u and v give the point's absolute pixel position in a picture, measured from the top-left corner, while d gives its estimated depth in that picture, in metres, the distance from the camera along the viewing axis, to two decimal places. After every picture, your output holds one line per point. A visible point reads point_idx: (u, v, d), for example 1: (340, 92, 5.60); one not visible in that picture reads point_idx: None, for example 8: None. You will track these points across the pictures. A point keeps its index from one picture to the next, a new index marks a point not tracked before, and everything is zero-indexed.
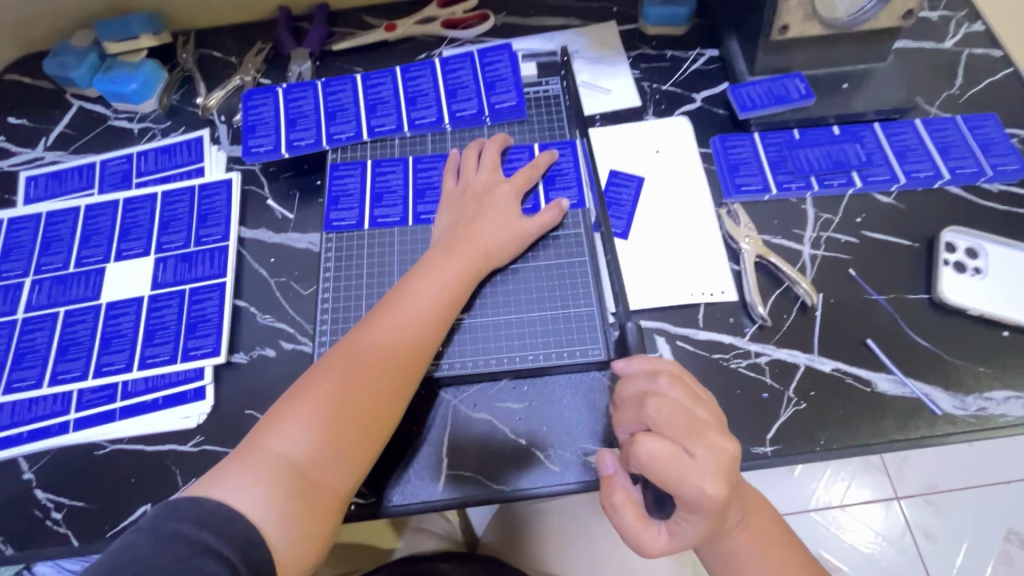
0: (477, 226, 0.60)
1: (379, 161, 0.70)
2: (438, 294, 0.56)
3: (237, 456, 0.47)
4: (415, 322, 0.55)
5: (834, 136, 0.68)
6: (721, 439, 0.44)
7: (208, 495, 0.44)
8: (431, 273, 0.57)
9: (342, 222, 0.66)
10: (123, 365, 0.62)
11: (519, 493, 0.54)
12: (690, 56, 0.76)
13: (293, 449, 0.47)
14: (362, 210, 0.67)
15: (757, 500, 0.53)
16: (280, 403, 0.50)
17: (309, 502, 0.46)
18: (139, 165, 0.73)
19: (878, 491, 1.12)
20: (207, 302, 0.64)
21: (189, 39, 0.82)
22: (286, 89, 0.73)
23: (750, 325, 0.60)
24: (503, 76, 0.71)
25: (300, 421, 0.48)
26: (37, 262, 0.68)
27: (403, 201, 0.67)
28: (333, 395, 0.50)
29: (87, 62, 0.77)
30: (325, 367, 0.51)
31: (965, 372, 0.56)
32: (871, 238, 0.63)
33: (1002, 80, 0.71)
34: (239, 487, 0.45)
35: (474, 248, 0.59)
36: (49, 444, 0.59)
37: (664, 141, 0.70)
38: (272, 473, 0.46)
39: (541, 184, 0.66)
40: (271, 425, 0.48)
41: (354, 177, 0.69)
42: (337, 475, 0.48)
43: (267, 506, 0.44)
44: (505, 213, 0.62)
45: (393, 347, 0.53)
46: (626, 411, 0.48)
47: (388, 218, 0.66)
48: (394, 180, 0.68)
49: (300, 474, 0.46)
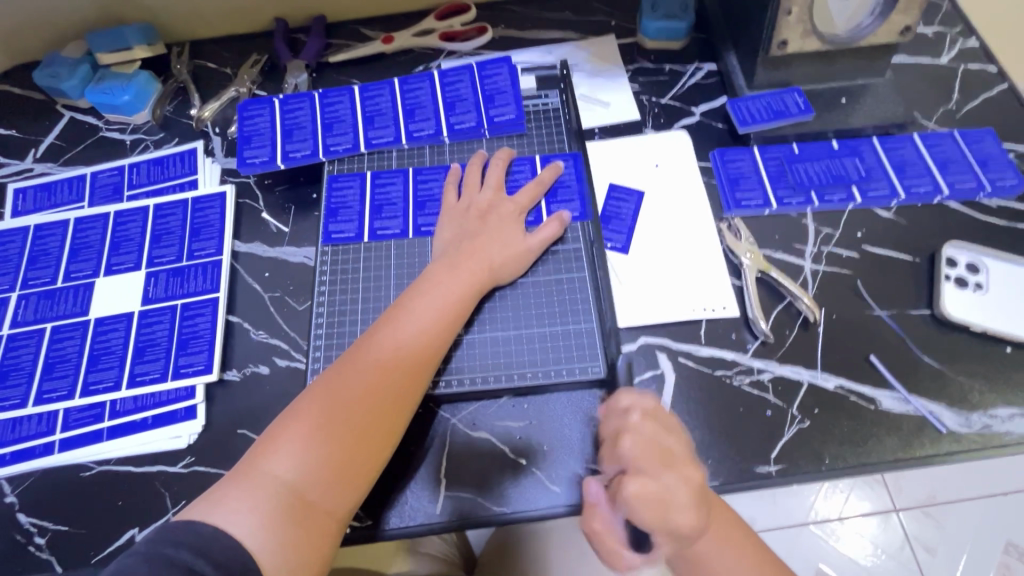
0: (480, 243, 0.60)
1: (378, 172, 0.69)
2: (441, 312, 0.55)
3: (233, 478, 0.45)
4: (418, 340, 0.54)
5: (834, 150, 0.68)
6: (695, 470, 0.45)
7: (202, 520, 0.43)
8: (434, 289, 0.56)
9: (341, 234, 0.65)
10: (111, 384, 0.60)
11: (519, 516, 0.53)
12: (688, 70, 0.76)
13: (292, 471, 0.46)
14: (362, 222, 0.66)
15: (727, 515, 0.51)
16: (278, 422, 0.49)
17: (308, 527, 0.45)
18: (131, 177, 0.72)
19: (876, 502, 1.12)
20: (199, 319, 0.62)
21: (184, 50, 0.81)
22: (282, 100, 0.72)
23: (752, 341, 0.59)
24: (502, 88, 0.71)
25: (298, 440, 0.47)
26: (23, 277, 0.66)
27: (402, 213, 0.66)
28: (333, 414, 0.48)
29: (79, 73, 0.76)
30: (325, 385, 0.50)
31: (969, 390, 0.56)
32: (872, 253, 0.63)
33: (998, 96, 0.72)
34: (235, 512, 0.43)
35: (477, 264, 0.58)
36: (33, 465, 0.57)
37: (663, 155, 0.70)
38: (270, 495, 0.44)
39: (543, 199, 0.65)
40: (268, 445, 0.47)
41: (353, 188, 0.68)
42: (335, 497, 0.47)
43: (263, 531, 0.43)
44: (508, 229, 0.61)
45: (396, 367, 0.52)
46: (607, 453, 0.48)
47: (388, 230, 0.65)
48: (394, 192, 0.67)
49: (298, 498, 0.45)
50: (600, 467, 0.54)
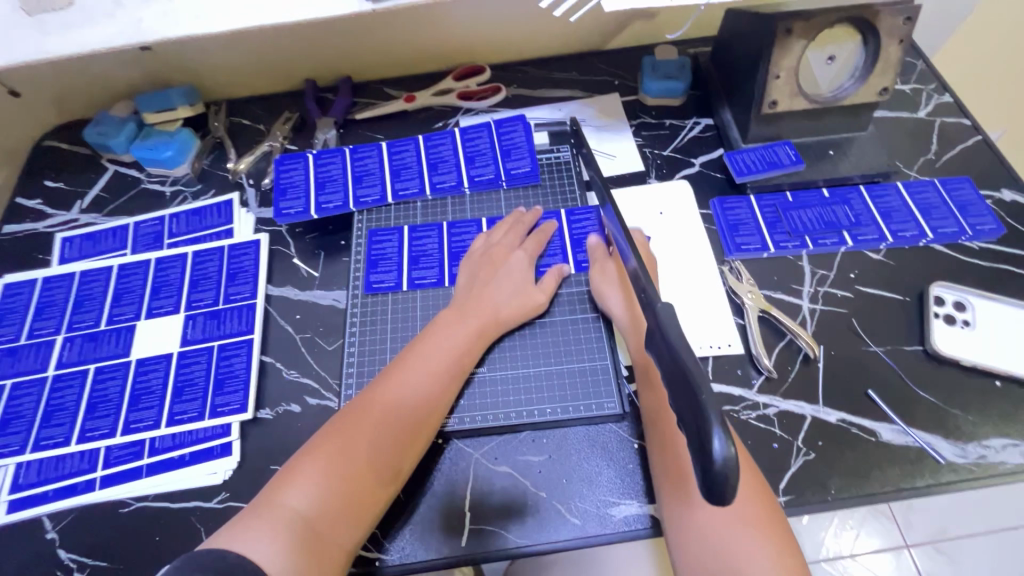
0: (488, 289, 0.65)
1: (415, 226, 0.74)
2: (448, 354, 0.60)
3: (255, 509, 0.48)
4: (426, 380, 0.58)
5: (825, 198, 0.73)
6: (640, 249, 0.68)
7: (225, 547, 0.45)
8: (442, 334, 0.61)
9: (381, 284, 0.69)
10: (151, 422, 0.63)
11: (541, 548, 0.55)
12: (687, 125, 0.83)
13: (307, 501, 0.49)
14: (400, 273, 0.70)
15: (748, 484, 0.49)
16: (297, 457, 0.52)
17: (320, 554, 0.47)
18: (171, 226, 0.77)
19: (887, 538, 1.12)
20: (235, 359, 0.66)
21: (221, 108, 0.88)
22: (315, 155, 0.78)
23: (757, 376, 0.63)
24: (518, 143, 0.77)
25: (312, 473, 0.50)
26: (69, 320, 0.70)
27: (437, 263, 0.71)
28: (346, 447, 0.52)
29: (125, 130, 0.82)
30: (340, 423, 0.54)
31: (963, 422, 0.59)
32: (864, 293, 0.68)
33: (973, 146, 0.78)
34: (256, 540, 0.46)
35: (483, 309, 0.63)
36: (75, 502, 0.59)
37: (667, 203, 0.75)
38: (286, 525, 0.47)
39: (568, 247, 0.71)
40: (289, 478, 0.50)
41: (392, 241, 0.72)
42: (344, 528, 0.49)
43: (281, 558, 0.45)
44: (517, 276, 0.66)
45: (403, 404, 0.56)
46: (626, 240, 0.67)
47: (425, 279, 0.70)
48: (429, 245, 0.72)
49: (311, 528, 0.48)
50: (617, 500, 0.57)
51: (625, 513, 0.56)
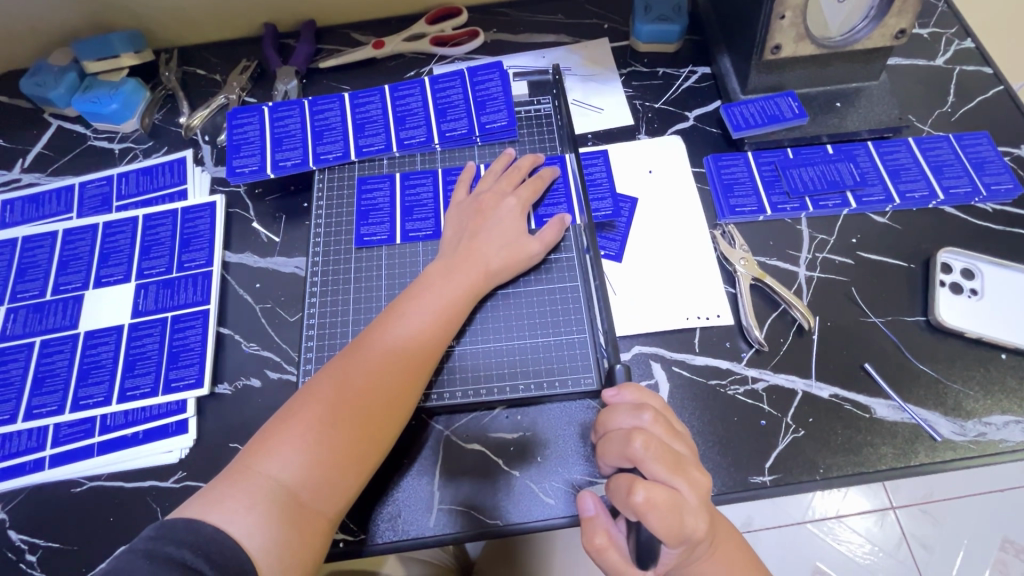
0: (480, 243, 0.59)
1: (407, 173, 0.68)
2: (436, 316, 0.55)
3: (228, 477, 0.45)
4: (411, 343, 0.53)
5: (828, 155, 0.67)
6: (700, 474, 0.44)
7: (200, 518, 0.42)
8: (427, 293, 0.56)
9: (373, 236, 0.65)
10: (102, 399, 0.59)
11: (513, 529, 0.53)
12: (682, 74, 0.76)
13: (287, 469, 0.45)
14: (393, 225, 0.65)
15: (728, 526, 0.50)
16: (272, 423, 0.48)
17: (300, 524, 0.44)
18: (119, 187, 0.71)
19: (874, 500, 1.11)
20: (190, 331, 0.62)
21: (172, 56, 0.81)
22: (272, 108, 0.71)
23: (746, 349, 0.59)
24: (494, 95, 0.70)
25: (292, 441, 0.46)
26: (12, 289, 0.66)
27: (433, 215, 0.65)
28: (329, 413, 0.48)
29: (65, 81, 0.74)
30: (322, 387, 0.50)
31: (963, 397, 0.56)
32: (867, 259, 0.63)
33: (993, 98, 0.71)
34: (234, 511, 0.43)
35: (474, 266, 0.58)
36: (23, 482, 0.56)
37: (657, 161, 0.69)
38: (268, 495, 0.44)
39: (573, 197, 0.64)
40: (264, 446, 0.46)
41: (382, 190, 0.67)
42: (328, 497, 0.46)
43: (260, 531, 0.43)
44: (508, 228, 0.60)
45: (389, 366, 0.51)
46: (611, 446, 0.45)
47: (419, 231, 0.65)
48: (424, 193, 0.67)
49: (293, 498, 0.45)
50: (591, 480, 0.54)
51: (602, 493, 0.53)
